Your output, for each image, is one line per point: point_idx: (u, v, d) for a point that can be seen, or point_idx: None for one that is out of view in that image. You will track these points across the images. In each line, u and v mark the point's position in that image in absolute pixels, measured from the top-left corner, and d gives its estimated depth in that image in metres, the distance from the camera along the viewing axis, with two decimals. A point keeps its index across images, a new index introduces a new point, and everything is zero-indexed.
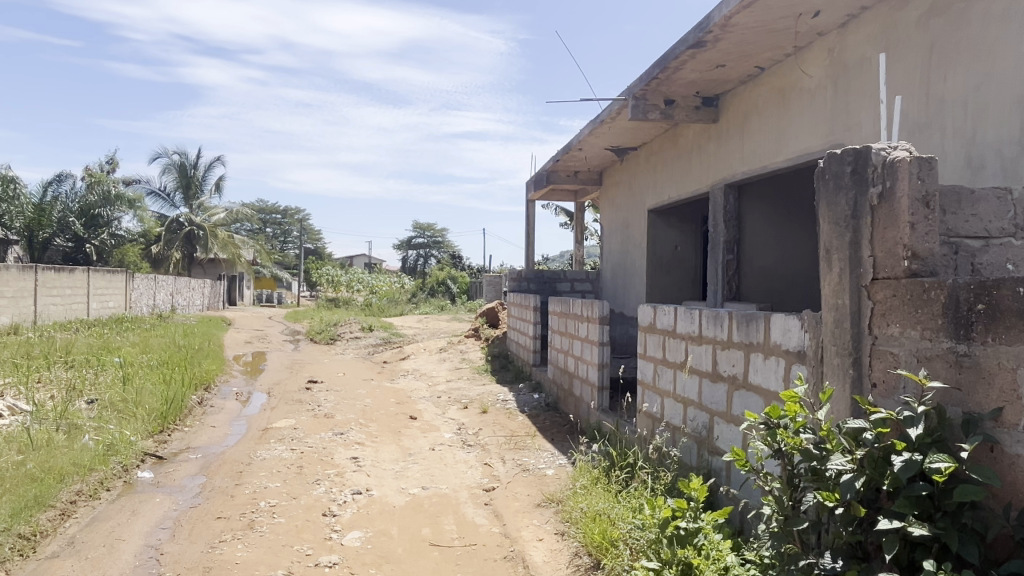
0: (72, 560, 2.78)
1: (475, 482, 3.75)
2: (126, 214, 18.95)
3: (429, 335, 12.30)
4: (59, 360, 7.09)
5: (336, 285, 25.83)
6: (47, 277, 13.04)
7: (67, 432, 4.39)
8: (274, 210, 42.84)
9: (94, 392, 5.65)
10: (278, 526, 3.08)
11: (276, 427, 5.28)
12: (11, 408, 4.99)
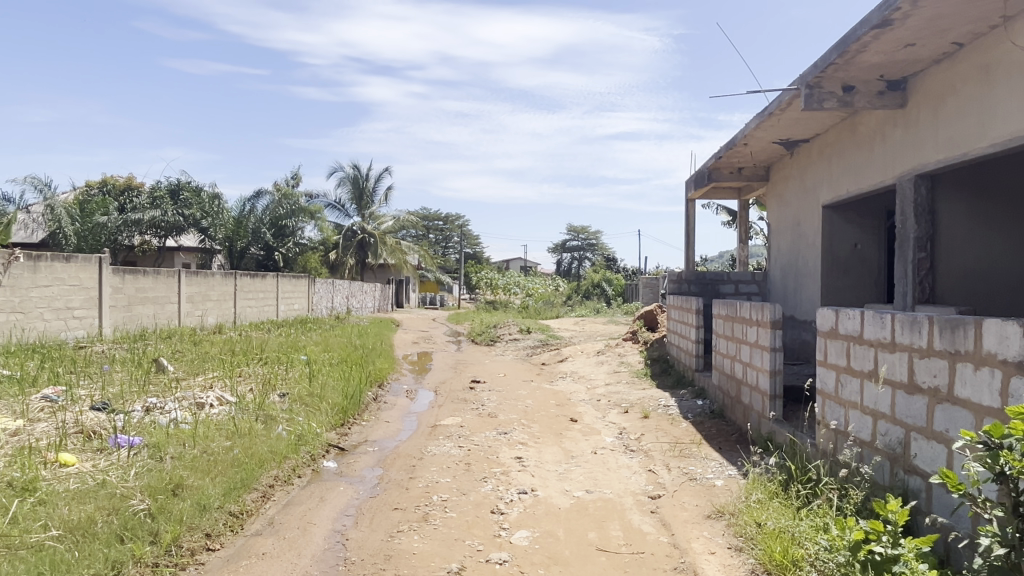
0: (273, 539, 3.07)
1: (640, 489, 3.68)
2: (308, 225, 20.75)
3: (586, 337, 12.29)
4: (256, 357, 7.90)
5: (494, 288, 26.57)
6: (244, 283, 14.60)
7: (265, 422, 4.88)
8: (436, 217, 45.01)
9: (285, 386, 6.23)
10: (450, 520, 3.21)
11: (444, 424, 5.52)
12: (219, 398, 5.63)
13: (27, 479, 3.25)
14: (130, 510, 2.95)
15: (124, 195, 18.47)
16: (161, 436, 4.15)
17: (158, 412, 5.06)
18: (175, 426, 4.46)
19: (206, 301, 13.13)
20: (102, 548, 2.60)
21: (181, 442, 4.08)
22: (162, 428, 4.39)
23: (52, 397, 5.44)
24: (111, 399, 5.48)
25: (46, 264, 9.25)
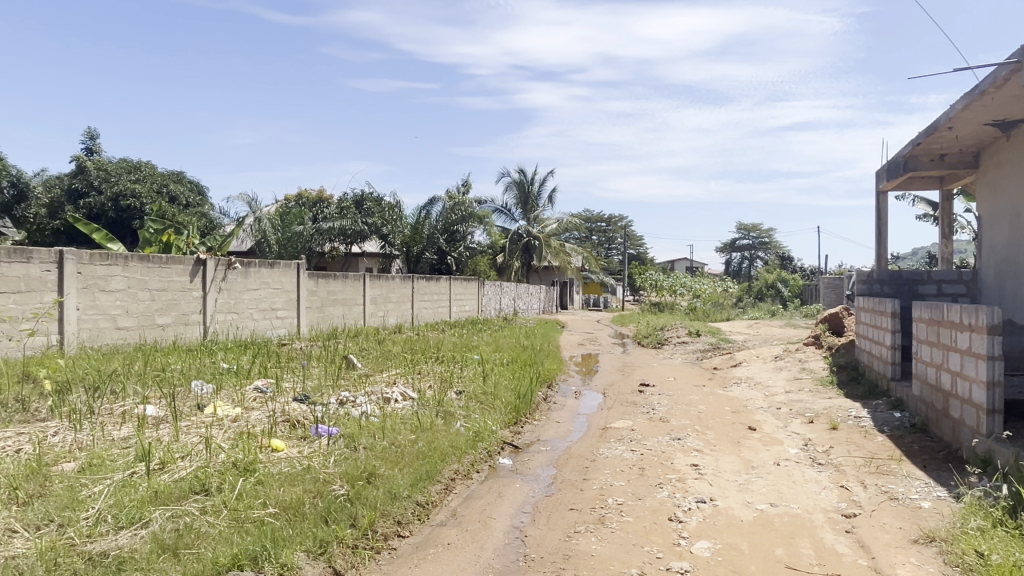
0: (457, 530, 3.21)
1: (831, 506, 3.42)
2: (477, 229, 21.58)
3: (761, 341, 11.65)
4: (433, 356, 8.34)
5: (660, 289, 26.00)
6: (421, 285, 15.48)
7: (445, 417, 5.14)
8: (600, 218, 44.94)
9: (461, 384, 6.50)
10: (627, 524, 3.18)
11: (615, 427, 5.48)
12: (403, 394, 6.01)
13: (248, 460, 3.67)
14: (332, 494, 3.23)
15: (316, 206, 20.33)
16: (354, 427, 4.51)
17: (351, 404, 5.51)
18: (366, 419, 4.83)
19: (387, 303, 14.10)
20: (311, 527, 2.87)
21: (372, 434, 4.40)
22: (355, 420, 4.77)
23: (263, 388, 6.11)
24: (311, 391, 6.05)
25: (255, 269, 10.40)
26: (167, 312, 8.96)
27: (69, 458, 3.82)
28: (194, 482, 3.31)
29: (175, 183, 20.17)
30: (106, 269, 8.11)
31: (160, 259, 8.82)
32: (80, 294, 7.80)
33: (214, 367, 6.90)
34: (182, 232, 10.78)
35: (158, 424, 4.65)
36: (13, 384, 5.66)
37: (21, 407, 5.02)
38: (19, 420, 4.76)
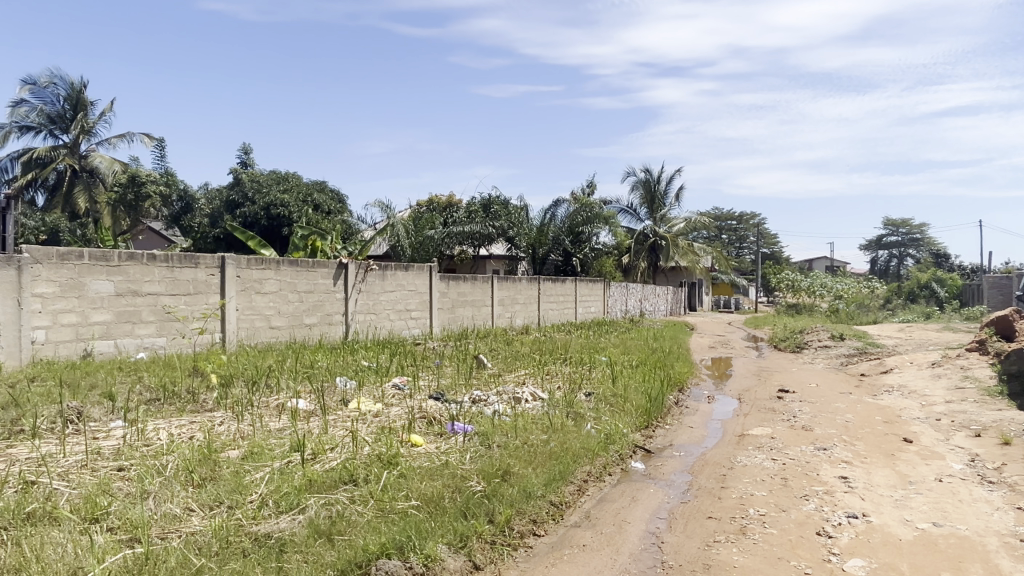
0: (591, 533, 3.20)
1: (1007, 530, 3.09)
2: (603, 230, 21.43)
3: (915, 346, 10.72)
4: (562, 357, 8.37)
5: (796, 290, 24.63)
6: (547, 286, 15.61)
7: (575, 419, 5.14)
8: (730, 216, 43.27)
9: (590, 386, 6.48)
10: (770, 536, 3.04)
11: (753, 435, 5.25)
12: (533, 394, 6.07)
13: (391, 454, 3.85)
14: (469, 490, 3.33)
15: (446, 211, 21.03)
16: (488, 426, 4.61)
17: (483, 403, 5.65)
18: (499, 417, 4.93)
19: (514, 304, 14.33)
20: (452, 521, 2.97)
21: (505, 433, 4.49)
22: (488, 418, 4.88)
23: (401, 386, 6.39)
24: (445, 390, 6.26)
25: (391, 272, 10.91)
26: (314, 312, 9.60)
27: (234, 445, 4.19)
28: (343, 472, 3.52)
29: (319, 192, 21.56)
30: (261, 273, 8.81)
31: (307, 263, 9.46)
32: (239, 296, 8.53)
33: (356, 365, 7.30)
34: (326, 237, 11.50)
35: (309, 417, 4.99)
36: (186, 377, 6.29)
37: (193, 398, 5.57)
38: (191, 409, 5.28)
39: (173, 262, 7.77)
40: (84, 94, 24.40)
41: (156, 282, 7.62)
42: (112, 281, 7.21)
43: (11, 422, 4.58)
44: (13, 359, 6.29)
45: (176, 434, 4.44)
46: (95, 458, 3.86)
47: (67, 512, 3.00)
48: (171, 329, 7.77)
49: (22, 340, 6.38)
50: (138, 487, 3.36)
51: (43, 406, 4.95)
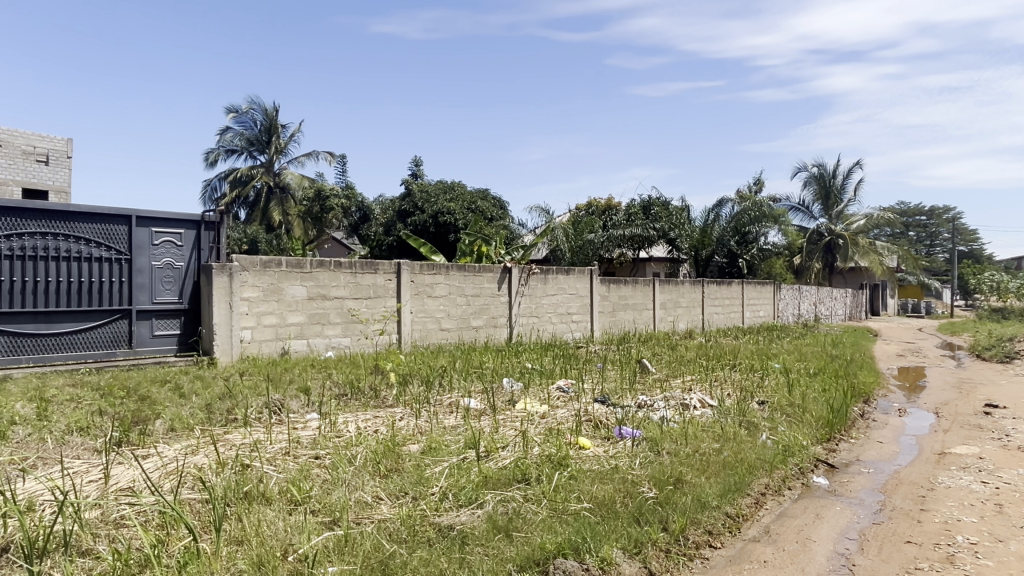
0: (772, 549, 3.05)
1: None
2: (772, 229, 20.32)
3: None
4: (730, 363, 8.04)
5: (1002, 293, 21.83)
6: (711, 289, 15.07)
7: (748, 428, 4.91)
8: (918, 211, 39.24)
9: (764, 394, 6.16)
10: (986, 569, 2.72)
11: (956, 454, 4.72)
12: (702, 401, 5.88)
13: (561, 455, 3.91)
14: (641, 496, 3.30)
15: (606, 214, 20.95)
16: (657, 431, 4.54)
17: (650, 408, 5.56)
18: (666, 423, 4.83)
19: (677, 307, 13.98)
20: (626, 526, 2.96)
21: (675, 440, 4.39)
22: (656, 424, 4.80)
23: (565, 388, 6.46)
24: (610, 394, 6.24)
25: (553, 276, 11.08)
26: (480, 315, 9.97)
27: (413, 440, 4.46)
28: (516, 471, 3.63)
29: (482, 200, 22.35)
30: (432, 277, 9.29)
31: (474, 268, 9.85)
32: (413, 300, 9.06)
33: (521, 367, 7.49)
34: (491, 242, 11.90)
35: (480, 416, 5.20)
36: (368, 375, 6.79)
37: (374, 394, 6.00)
38: (374, 405, 5.69)
39: (355, 268, 8.42)
40: (276, 118, 27.13)
41: (342, 287, 8.31)
42: (305, 286, 7.94)
43: (227, 411, 5.20)
44: (226, 355, 7.14)
45: (362, 427, 4.81)
46: (296, 446, 4.29)
47: (277, 493, 3.35)
48: (355, 330, 8.43)
49: (233, 339, 7.22)
50: (334, 475, 3.68)
51: (252, 398, 5.57)
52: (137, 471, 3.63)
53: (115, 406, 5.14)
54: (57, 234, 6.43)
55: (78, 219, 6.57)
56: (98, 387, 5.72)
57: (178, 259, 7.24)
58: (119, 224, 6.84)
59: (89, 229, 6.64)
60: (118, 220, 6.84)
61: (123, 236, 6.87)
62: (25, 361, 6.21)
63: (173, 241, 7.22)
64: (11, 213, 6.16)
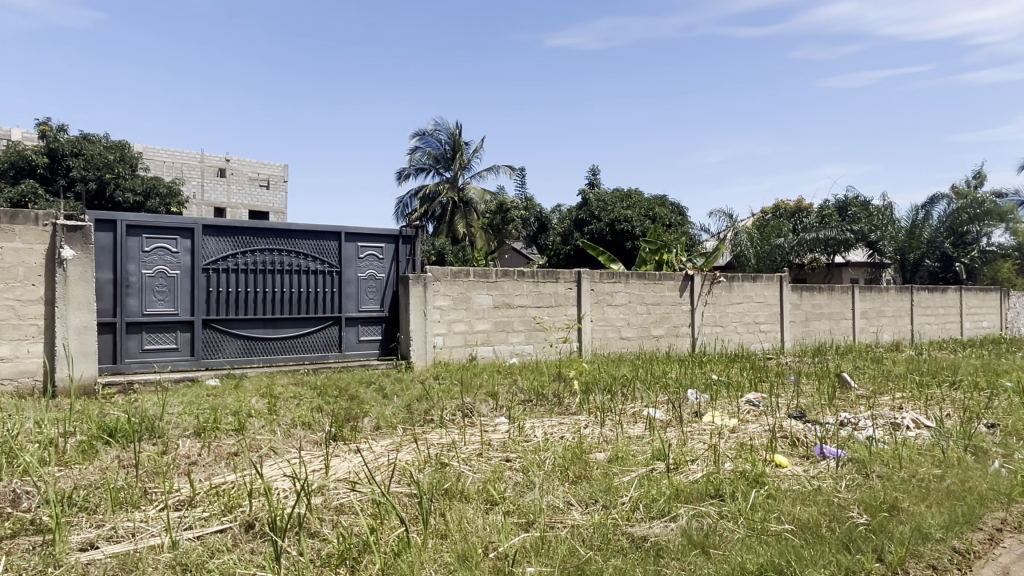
0: None
1: None
2: (998, 228, 17.87)
3: None
4: (949, 380, 7.18)
5: None
6: (922, 297, 13.57)
7: (976, 454, 4.35)
8: None
9: (994, 416, 5.43)
10: None
11: None
12: (916, 421, 5.32)
13: (756, 472, 3.73)
14: (850, 521, 3.06)
15: (795, 218, 19.66)
16: (864, 452, 4.18)
17: (853, 427, 5.13)
18: (875, 444, 4.43)
19: (881, 317, 12.76)
20: (835, 553, 2.76)
21: (886, 463, 4.02)
22: (863, 444, 4.42)
23: (755, 402, 6.15)
24: (806, 409, 5.84)
25: (738, 283, 10.60)
26: (661, 324, 9.80)
27: (600, 448, 4.48)
28: (709, 486, 3.52)
29: (660, 206, 21.97)
30: (612, 286, 9.29)
31: (655, 276, 9.70)
32: (593, 308, 9.12)
33: (706, 378, 7.24)
34: (671, 249, 11.68)
35: (666, 427, 5.11)
36: (552, 381, 6.94)
37: (559, 401, 6.12)
38: (558, 411, 5.80)
39: (538, 278, 8.65)
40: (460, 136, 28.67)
41: (524, 295, 8.56)
42: (491, 295, 8.30)
43: (424, 412, 5.57)
44: (421, 360, 7.67)
45: (549, 433, 4.93)
46: (488, 448, 4.48)
47: (474, 492, 3.53)
48: (537, 337, 8.66)
49: (427, 345, 7.73)
50: (525, 478, 3.81)
51: (446, 401, 5.92)
52: (352, 464, 4.00)
53: (330, 403, 5.72)
54: (281, 250, 7.28)
55: (298, 237, 7.38)
56: (315, 386, 6.40)
57: (380, 270, 7.88)
58: (330, 240, 7.59)
59: (307, 245, 7.44)
60: (330, 236, 7.58)
61: (334, 251, 7.61)
62: (257, 361, 7.08)
63: (376, 254, 7.87)
64: (246, 232, 7.06)
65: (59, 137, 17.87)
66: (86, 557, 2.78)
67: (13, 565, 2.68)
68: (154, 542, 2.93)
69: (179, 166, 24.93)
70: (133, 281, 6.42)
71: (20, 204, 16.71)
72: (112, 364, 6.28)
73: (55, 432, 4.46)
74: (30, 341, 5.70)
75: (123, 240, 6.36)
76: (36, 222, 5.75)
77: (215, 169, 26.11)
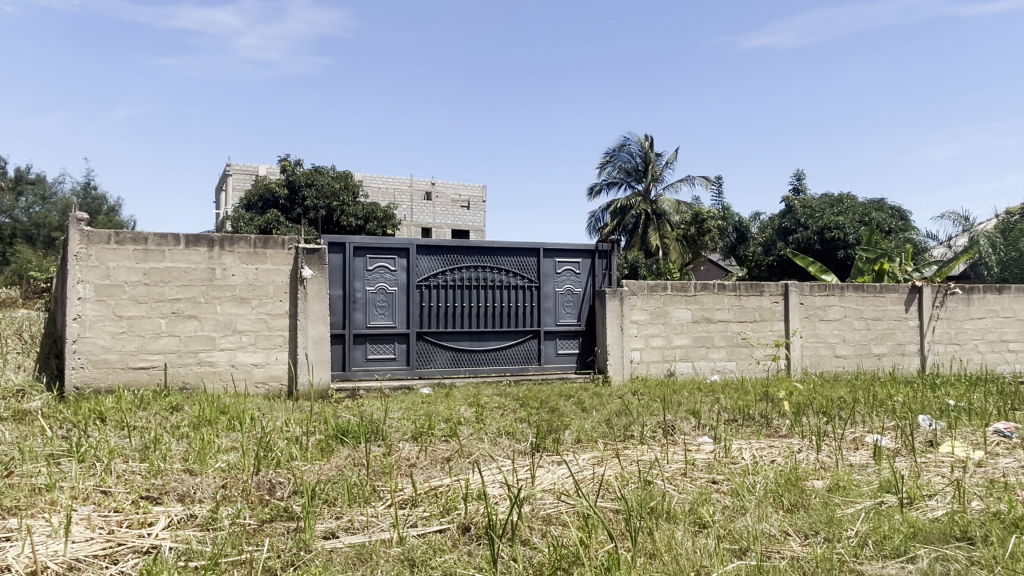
0: None
1: None
2: None
3: None
4: None
5: None
6: None
7: None
8: None
9: None
10: None
11: None
12: None
13: (1015, 515, 3.23)
14: None
15: None
16: None
17: None
18: None
19: None
20: None
21: None
22: None
23: (1007, 432, 5.33)
24: None
25: (980, 295, 9.31)
26: (883, 341, 8.89)
27: (817, 475, 4.15)
28: (954, 526, 3.12)
29: (877, 211, 20.00)
30: (825, 299, 8.61)
31: (875, 288, 8.83)
32: (803, 323, 8.51)
33: (940, 402, 6.42)
34: (893, 258, 10.56)
35: (894, 457, 4.61)
36: (758, 401, 6.56)
37: (767, 422, 5.77)
38: (767, 433, 5.47)
39: (740, 291, 8.26)
40: (652, 149, 28.38)
41: (726, 310, 8.22)
42: (690, 309, 8.06)
43: (625, 427, 5.54)
44: (618, 374, 7.65)
45: (758, 456, 4.66)
46: (693, 468, 4.35)
47: (680, 513, 3.44)
48: (741, 353, 8.26)
49: (624, 359, 7.70)
50: (735, 502, 3.64)
51: (646, 417, 5.85)
52: (556, 476, 4.08)
53: (533, 415, 5.89)
54: (485, 267, 7.67)
55: (500, 254, 7.74)
56: (517, 397, 6.64)
57: (577, 285, 8.01)
58: (530, 256, 7.86)
59: (508, 262, 7.77)
60: (530, 253, 7.85)
61: (533, 266, 7.87)
62: (464, 371, 7.51)
63: (573, 269, 8.01)
64: (454, 251, 7.54)
65: (297, 171, 20.35)
66: (330, 544, 3.12)
67: (273, 546, 3.08)
68: (384, 536, 3.21)
69: (392, 192, 27.26)
70: (358, 297, 7.13)
71: (267, 230, 19.27)
72: (341, 372, 7.01)
73: (299, 430, 5.07)
74: (278, 350, 6.55)
75: (350, 260, 7.09)
76: (283, 246, 6.58)
77: (422, 193, 28.18)
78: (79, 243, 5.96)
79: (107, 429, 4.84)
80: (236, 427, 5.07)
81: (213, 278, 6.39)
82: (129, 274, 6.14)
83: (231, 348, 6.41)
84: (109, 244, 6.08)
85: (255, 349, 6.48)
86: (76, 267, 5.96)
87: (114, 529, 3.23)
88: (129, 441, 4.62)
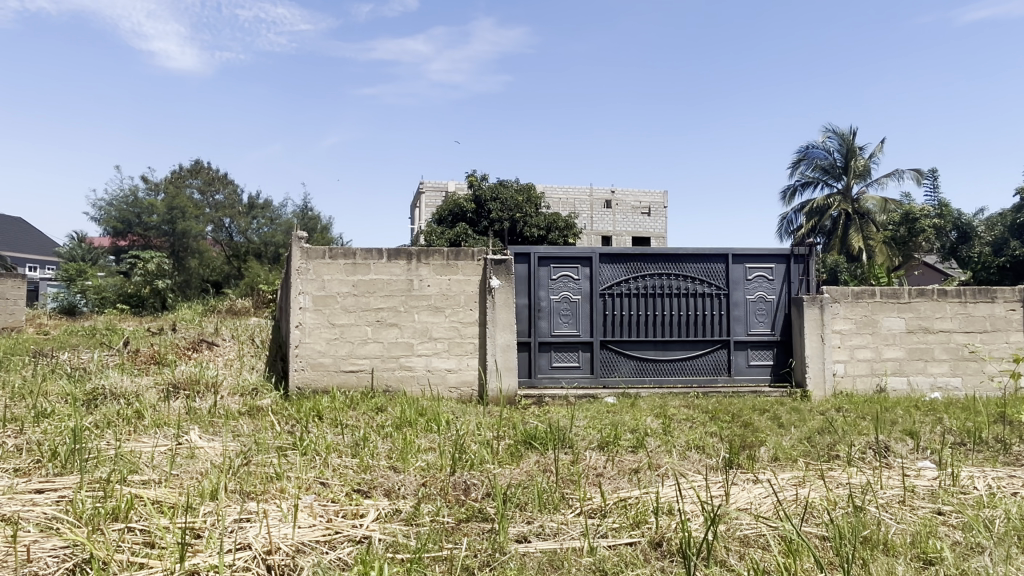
0: None
1: None
2: None
3: None
4: None
5: None
6: None
7: None
8: None
9: None
10: None
11: None
12: None
13: None
14: None
15: None
16: None
17: None
18: None
19: None
20: None
21: None
22: None
23: None
24: None
25: None
26: None
27: None
28: None
29: None
30: None
31: None
32: None
33: None
34: None
35: None
36: (991, 424, 5.73)
37: (1004, 448, 5.01)
38: (1005, 461, 4.75)
39: (966, 297, 7.31)
40: (853, 142, 26.04)
41: (948, 318, 7.31)
42: (903, 318, 7.27)
43: (829, 447, 5.10)
44: (819, 389, 7.08)
45: (996, 487, 4.06)
46: (913, 496, 3.89)
47: (900, 545, 3.10)
48: (967, 368, 7.30)
49: (826, 372, 7.11)
50: (968, 539, 3.20)
51: (854, 436, 5.35)
52: (753, 495, 3.86)
53: (724, 428, 5.63)
54: (670, 275, 7.49)
55: (685, 261, 7.52)
56: (706, 409, 6.38)
57: (770, 292, 7.54)
58: (718, 262, 7.54)
59: (695, 268, 7.53)
60: (718, 259, 7.54)
61: (722, 273, 7.53)
62: (649, 381, 7.37)
63: (766, 276, 7.55)
64: (637, 258, 7.45)
65: (483, 185, 21.30)
66: (523, 548, 3.20)
67: (470, 546, 3.22)
68: (575, 545, 3.23)
69: (572, 202, 27.68)
70: (544, 306, 7.27)
71: (456, 243, 20.36)
72: (528, 379, 7.18)
73: (490, 434, 5.26)
74: (469, 356, 6.86)
75: (535, 270, 7.26)
76: (473, 257, 6.90)
77: (602, 202, 28.24)
78: (301, 259, 6.70)
79: (324, 426, 5.37)
80: (433, 429, 5.38)
81: (411, 289, 6.85)
82: (341, 286, 6.78)
83: (427, 354, 6.83)
84: (325, 259, 6.76)
85: (448, 355, 6.85)
86: (298, 280, 6.70)
87: (333, 518, 3.55)
88: (342, 437, 5.08)
